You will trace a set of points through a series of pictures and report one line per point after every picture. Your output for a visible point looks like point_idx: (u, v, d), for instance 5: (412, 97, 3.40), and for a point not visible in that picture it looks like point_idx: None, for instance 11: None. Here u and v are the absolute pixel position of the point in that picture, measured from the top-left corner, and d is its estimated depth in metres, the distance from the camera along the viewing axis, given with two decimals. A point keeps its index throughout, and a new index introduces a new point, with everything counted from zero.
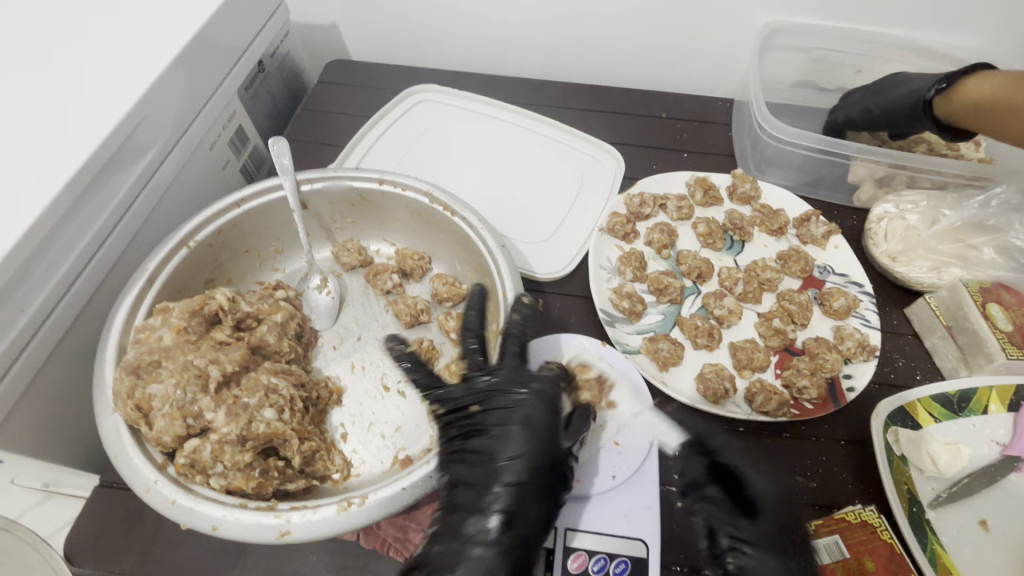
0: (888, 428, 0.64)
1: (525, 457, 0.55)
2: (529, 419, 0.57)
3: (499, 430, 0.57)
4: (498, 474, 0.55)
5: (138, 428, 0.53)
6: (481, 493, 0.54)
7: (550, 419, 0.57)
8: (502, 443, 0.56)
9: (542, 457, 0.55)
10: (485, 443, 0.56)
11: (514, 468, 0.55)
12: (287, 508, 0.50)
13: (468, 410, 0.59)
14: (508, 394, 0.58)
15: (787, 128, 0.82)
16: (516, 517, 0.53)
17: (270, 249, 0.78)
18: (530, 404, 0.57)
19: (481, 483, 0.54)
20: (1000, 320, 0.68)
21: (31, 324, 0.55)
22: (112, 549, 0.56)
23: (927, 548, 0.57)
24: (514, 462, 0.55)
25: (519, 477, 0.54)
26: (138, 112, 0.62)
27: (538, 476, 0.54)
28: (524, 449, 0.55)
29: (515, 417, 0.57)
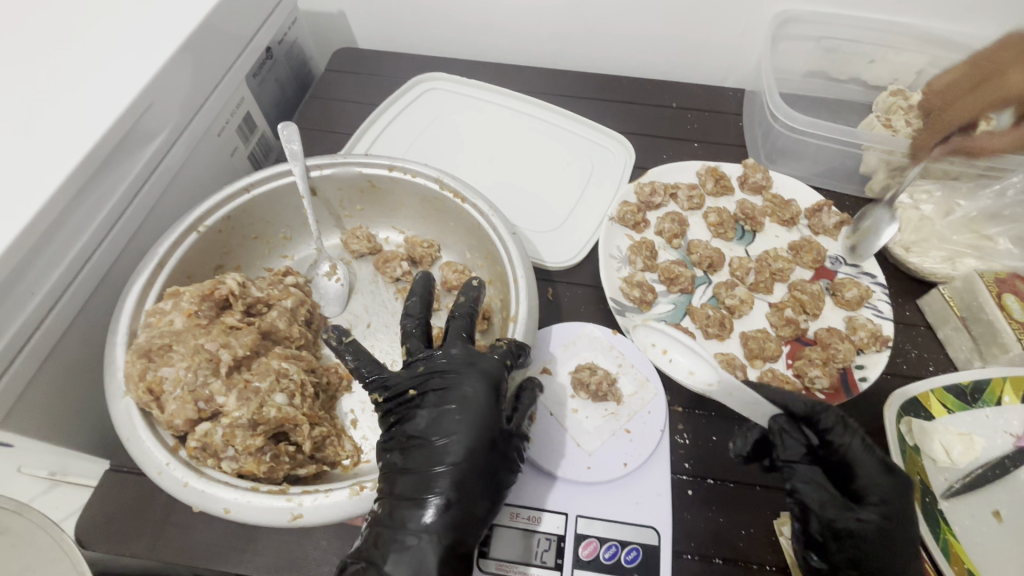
0: (900, 418, 0.64)
1: (463, 441, 0.51)
2: (466, 398, 0.53)
3: (436, 410, 0.53)
4: (433, 457, 0.51)
5: (149, 411, 0.53)
6: (418, 480, 0.51)
7: (492, 398, 0.54)
8: (439, 424, 0.53)
9: (478, 437, 0.52)
10: (423, 426, 0.53)
11: (449, 450, 0.51)
12: (298, 492, 0.50)
13: (406, 394, 0.56)
14: (448, 374, 0.55)
15: (800, 116, 0.81)
16: (455, 504, 0.49)
17: (279, 235, 0.78)
18: (469, 381, 0.54)
19: (420, 467, 0.51)
20: (1016, 311, 0.67)
21: (42, 306, 0.55)
22: (123, 532, 0.56)
23: (940, 538, 0.57)
24: (448, 442, 0.52)
25: (454, 458, 0.51)
26: (146, 97, 0.62)
27: (476, 458, 0.51)
28: (459, 429, 0.52)
29: (450, 396, 0.54)
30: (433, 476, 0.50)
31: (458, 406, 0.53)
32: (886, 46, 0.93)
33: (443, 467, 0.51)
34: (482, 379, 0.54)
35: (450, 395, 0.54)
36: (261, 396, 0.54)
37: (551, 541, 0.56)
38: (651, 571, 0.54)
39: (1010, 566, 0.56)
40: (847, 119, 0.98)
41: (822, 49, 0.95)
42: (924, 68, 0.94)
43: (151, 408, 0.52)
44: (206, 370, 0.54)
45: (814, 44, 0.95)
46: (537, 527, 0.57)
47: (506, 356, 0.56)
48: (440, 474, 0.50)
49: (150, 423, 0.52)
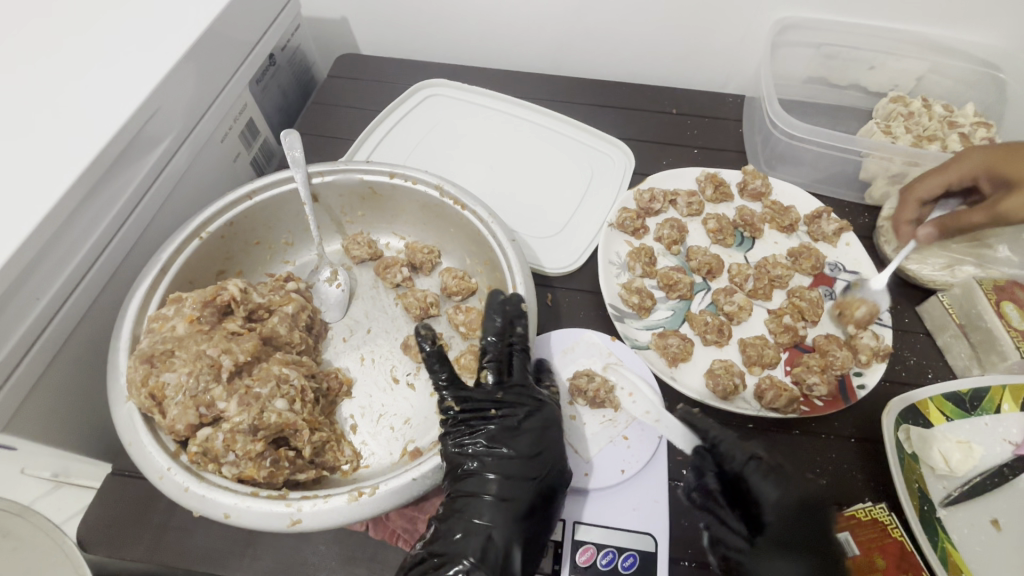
0: (899, 426, 0.63)
1: (544, 465, 0.55)
2: (545, 420, 0.58)
3: (514, 426, 0.57)
4: (503, 468, 0.55)
5: (151, 416, 0.53)
6: (496, 496, 0.54)
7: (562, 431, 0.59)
8: (518, 446, 0.56)
9: (550, 462, 0.56)
10: (499, 437, 0.56)
11: (521, 465, 0.55)
12: (298, 497, 0.50)
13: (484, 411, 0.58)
14: (531, 393, 0.59)
15: (799, 123, 0.81)
16: (530, 525, 0.53)
17: (281, 241, 0.78)
18: (551, 412, 0.59)
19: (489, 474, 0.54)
20: (1014, 319, 0.67)
21: (46, 312, 0.56)
22: (124, 535, 0.57)
23: (938, 546, 0.57)
24: (521, 458, 0.55)
25: (527, 475, 0.55)
26: (151, 104, 0.63)
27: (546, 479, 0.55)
28: (535, 448, 0.56)
29: (533, 417, 0.58)
30: (502, 485, 0.54)
31: (541, 431, 0.57)
32: (886, 53, 0.93)
33: (513, 481, 0.54)
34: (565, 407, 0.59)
35: (534, 416, 0.58)
36: (262, 402, 0.55)
37: (549, 546, 0.57)
38: None
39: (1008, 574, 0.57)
40: (847, 125, 0.99)
41: (821, 55, 0.96)
42: (924, 74, 0.94)
43: (153, 413, 0.53)
44: (208, 375, 0.54)
45: (813, 51, 0.95)
46: None
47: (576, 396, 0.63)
48: (507, 484, 0.54)
49: (152, 429, 0.53)
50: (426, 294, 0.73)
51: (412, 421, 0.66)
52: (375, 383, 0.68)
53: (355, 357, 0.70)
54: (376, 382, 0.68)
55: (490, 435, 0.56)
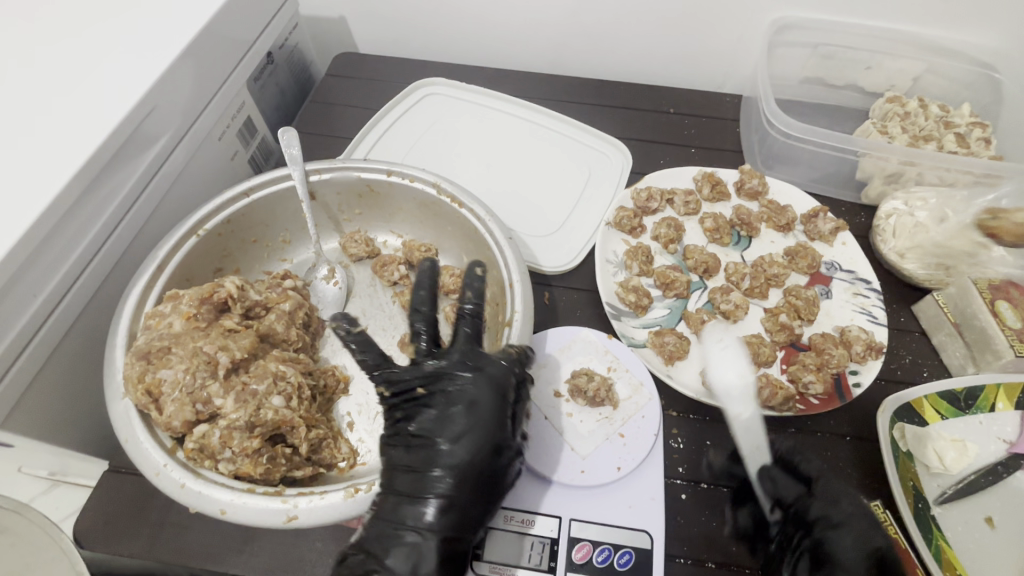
0: (893, 424, 0.64)
1: (467, 445, 0.54)
2: (471, 399, 0.55)
3: (441, 412, 0.56)
4: (436, 459, 0.54)
5: (148, 413, 0.53)
6: (421, 479, 0.53)
7: (498, 403, 0.56)
8: (442, 427, 0.55)
9: (480, 441, 0.54)
10: (429, 423, 0.56)
11: (451, 453, 0.54)
12: (294, 493, 0.50)
13: (413, 392, 0.58)
14: (456, 372, 0.58)
15: (795, 123, 0.82)
16: (453, 506, 0.52)
17: (278, 239, 0.78)
18: (476, 386, 0.56)
19: (424, 466, 0.54)
20: (1009, 318, 0.67)
21: (43, 308, 0.56)
22: (122, 532, 0.57)
23: (933, 544, 0.57)
24: (450, 445, 0.54)
25: (457, 460, 0.53)
26: (148, 102, 0.63)
27: (477, 462, 0.53)
28: (463, 431, 0.54)
29: (458, 398, 0.56)
30: (434, 476, 0.53)
31: (463, 409, 0.55)
32: (883, 53, 0.94)
33: (445, 467, 0.53)
34: (489, 382, 0.56)
35: (456, 396, 0.56)
36: (258, 399, 0.55)
37: (545, 544, 0.56)
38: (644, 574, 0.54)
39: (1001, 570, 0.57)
40: (844, 125, 0.99)
41: (818, 55, 0.96)
42: (920, 75, 0.94)
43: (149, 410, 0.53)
44: (205, 372, 0.54)
45: (811, 51, 0.96)
46: (532, 530, 0.57)
47: (513, 362, 0.57)
48: (441, 476, 0.53)
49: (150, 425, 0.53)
50: (423, 292, 0.73)
51: None
52: (373, 380, 0.68)
53: (353, 355, 0.70)
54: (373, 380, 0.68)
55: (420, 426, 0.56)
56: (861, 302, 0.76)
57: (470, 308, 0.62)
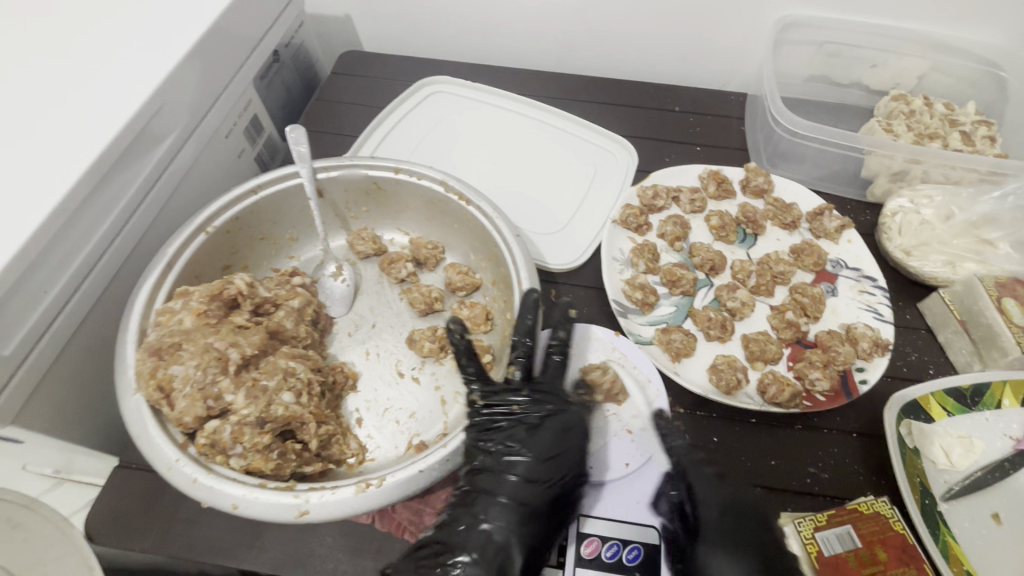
0: (900, 421, 0.64)
1: (560, 464, 0.57)
2: (566, 423, 0.60)
3: (531, 429, 0.59)
4: (523, 471, 0.56)
5: (160, 409, 0.54)
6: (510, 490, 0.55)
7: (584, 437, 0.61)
8: (536, 445, 0.58)
9: (567, 465, 0.58)
10: (519, 435, 0.59)
11: (537, 468, 0.57)
12: (305, 489, 0.50)
13: (508, 406, 0.60)
14: (552, 397, 0.62)
15: (801, 121, 0.82)
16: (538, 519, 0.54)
17: (286, 236, 0.79)
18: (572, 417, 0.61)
19: (509, 473, 0.56)
20: (1015, 315, 0.67)
21: (54, 305, 0.56)
22: (132, 527, 0.57)
23: (939, 540, 0.57)
24: (539, 461, 0.57)
25: (546, 476, 0.56)
26: (157, 100, 0.63)
27: (563, 482, 0.57)
28: (555, 451, 0.58)
29: (553, 421, 0.60)
30: (519, 486, 0.55)
31: (558, 432, 0.59)
32: (887, 51, 0.94)
33: (534, 480, 0.56)
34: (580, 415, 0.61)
35: (552, 418, 0.60)
36: (269, 394, 0.55)
37: (554, 539, 0.57)
38: (653, 569, 0.55)
39: (1008, 566, 0.57)
40: (849, 123, 0.99)
41: (823, 53, 0.96)
42: (925, 73, 0.95)
43: (161, 405, 0.53)
44: (216, 369, 0.55)
45: (815, 49, 0.96)
46: None
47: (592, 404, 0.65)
48: (527, 486, 0.56)
49: (161, 421, 0.53)
50: (430, 289, 0.73)
51: (417, 415, 0.66)
52: (381, 377, 0.68)
53: (360, 352, 0.70)
54: (381, 377, 0.68)
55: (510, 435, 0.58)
56: (867, 299, 0.76)
57: (559, 346, 0.65)
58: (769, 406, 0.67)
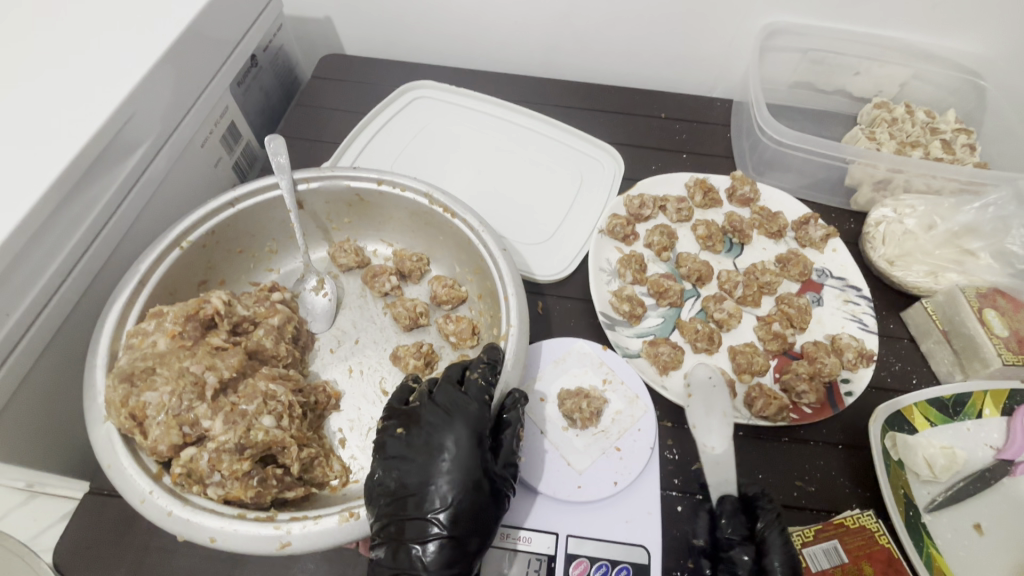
0: (885, 432, 0.64)
1: (453, 484, 0.50)
2: (457, 429, 0.53)
3: (418, 453, 0.53)
4: (428, 493, 0.50)
5: (132, 437, 0.51)
6: (410, 523, 0.50)
7: (475, 440, 0.53)
8: (423, 472, 0.51)
9: (464, 479, 0.51)
10: (413, 455, 0.53)
11: (438, 496, 0.50)
12: (287, 519, 0.49)
13: (393, 431, 0.55)
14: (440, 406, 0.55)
15: (786, 131, 0.82)
16: (455, 544, 0.49)
17: (265, 249, 0.76)
18: (453, 427, 0.53)
19: (416, 500, 0.50)
20: (997, 326, 0.68)
21: (18, 327, 0.54)
22: (103, 557, 0.55)
23: (922, 551, 0.57)
24: (428, 488, 0.51)
25: (455, 491, 0.50)
26: (127, 109, 0.60)
27: (474, 491, 0.51)
28: (454, 464, 0.51)
29: (434, 440, 0.53)
30: (434, 510, 0.50)
31: (443, 452, 0.52)
32: (871, 59, 0.94)
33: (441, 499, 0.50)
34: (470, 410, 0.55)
35: (433, 437, 0.53)
36: (246, 419, 0.53)
37: (542, 561, 0.56)
38: None
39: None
40: (833, 130, 1.00)
41: (808, 61, 0.96)
42: (907, 81, 0.95)
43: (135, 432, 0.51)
44: (192, 393, 0.53)
45: (800, 56, 0.96)
46: (528, 547, 0.57)
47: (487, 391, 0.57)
48: (440, 507, 0.50)
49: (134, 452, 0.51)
50: (415, 303, 0.72)
51: None
52: (364, 395, 0.67)
53: (343, 369, 0.69)
54: (365, 395, 0.67)
55: (404, 461, 0.53)
56: (851, 309, 0.77)
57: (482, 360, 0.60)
58: (757, 419, 0.66)
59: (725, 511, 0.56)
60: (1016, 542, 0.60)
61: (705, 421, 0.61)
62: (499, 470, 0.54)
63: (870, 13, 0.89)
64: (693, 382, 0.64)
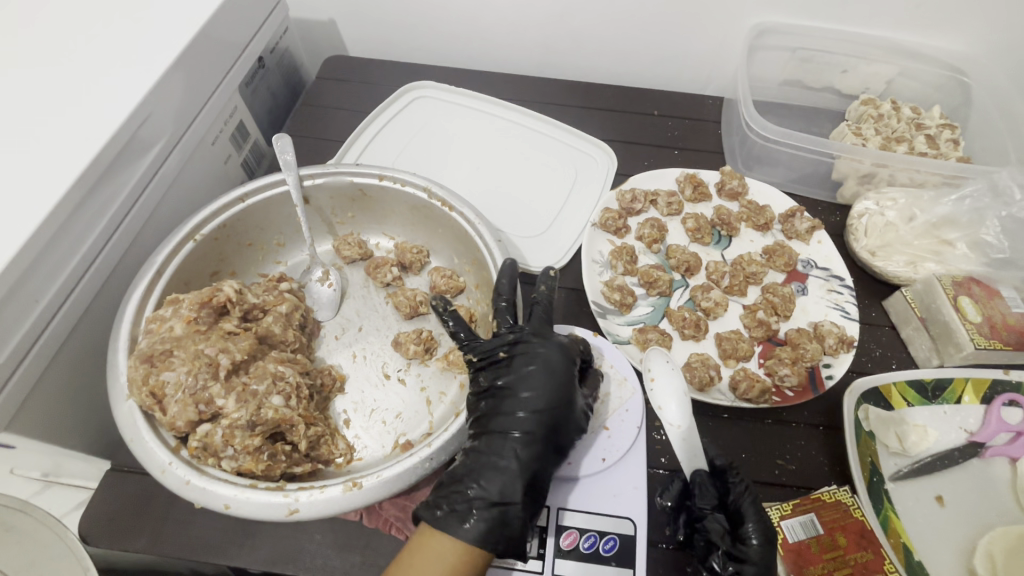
0: (859, 405, 0.68)
1: (539, 403, 0.59)
2: (538, 400, 0.59)
3: (519, 375, 0.61)
4: (517, 407, 0.59)
5: (152, 414, 0.55)
6: (500, 433, 0.58)
7: (567, 370, 0.61)
8: (519, 391, 0.60)
9: (551, 401, 0.59)
10: (513, 374, 0.61)
11: (528, 413, 0.59)
12: (295, 488, 0.53)
13: (497, 357, 0.63)
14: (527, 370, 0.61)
15: (772, 128, 0.85)
16: (533, 455, 0.57)
17: (273, 242, 0.80)
18: (547, 355, 0.61)
19: (509, 411, 0.59)
20: (970, 312, 0.71)
21: (47, 311, 0.58)
22: (125, 528, 0.59)
23: (881, 514, 0.62)
24: (521, 405, 0.59)
25: (539, 409, 0.59)
26: (144, 109, 0.64)
27: (543, 457, 0.57)
28: (532, 429, 0.58)
29: (533, 363, 0.61)
30: (508, 467, 0.56)
31: (538, 373, 0.60)
32: (858, 57, 0.97)
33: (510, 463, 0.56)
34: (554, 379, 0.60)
35: (531, 362, 0.61)
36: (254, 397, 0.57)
37: (534, 532, 0.59)
38: (628, 558, 0.57)
39: (948, 546, 0.62)
40: (821, 126, 1.03)
41: (797, 58, 0.99)
42: (893, 78, 0.98)
43: (154, 408, 0.55)
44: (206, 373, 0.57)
45: (789, 54, 0.99)
46: None
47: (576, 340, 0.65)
48: (526, 419, 0.58)
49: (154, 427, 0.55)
50: (415, 293, 0.75)
51: (403, 415, 0.68)
52: (367, 378, 0.71)
53: (347, 355, 0.72)
54: (368, 378, 0.71)
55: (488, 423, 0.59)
56: (834, 298, 0.80)
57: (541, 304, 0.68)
58: (740, 402, 0.70)
59: (698, 484, 0.59)
60: (972, 516, 0.64)
61: (670, 402, 0.64)
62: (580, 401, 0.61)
63: (855, 12, 0.92)
64: (654, 371, 0.67)
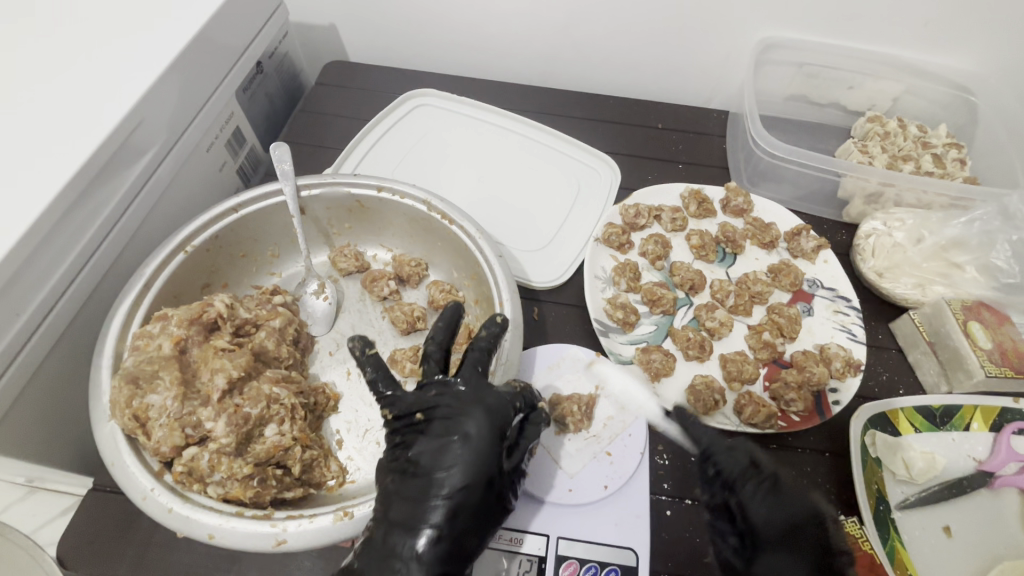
0: (866, 431, 0.67)
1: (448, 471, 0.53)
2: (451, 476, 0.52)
3: (438, 439, 0.54)
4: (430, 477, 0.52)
5: (136, 437, 0.53)
6: (414, 504, 0.51)
7: (492, 435, 0.54)
8: (438, 458, 0.53)
9: (473, 474, 0.52)
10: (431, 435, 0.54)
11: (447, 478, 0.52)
12: (283, 517, 0.50)
13: (413, 418, 0.57)
14: (446, 423, 0.54)
15: (780, 145, 0.84)
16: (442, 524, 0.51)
17: (267, 253, 0.78)
18: (470, 419, 0.54)
19: (422, 481, 0.52)
20: (980, 338, 0.70)
21: (26, 328, 0.55)
22: (108, 551, 0.56)
23: (887, 544, 0.60)
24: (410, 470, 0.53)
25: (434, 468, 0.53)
26: (137, 114, 0.62)
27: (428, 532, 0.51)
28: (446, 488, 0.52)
29: (454, 429, 0.54)
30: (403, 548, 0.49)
31: (460, 439, 0.53)
32: (865, 74, 0.96)
33: (451, 479, 0.52)
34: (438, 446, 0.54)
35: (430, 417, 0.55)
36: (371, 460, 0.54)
37: (532, 561, 0.57)
38: None
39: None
40: (827, 143, 1.01)
41: (803, 74, 0.98)
42: (900, 95, 0.97)
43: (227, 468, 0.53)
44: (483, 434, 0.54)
45: (795, 69, 0.98)
46: (519, 547, 0.58)
47: (516, 397, 0.57)
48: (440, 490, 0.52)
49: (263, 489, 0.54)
50: (412, 307, 0.74)
51: None
52: (362, 397, 0.68)
53: (341, 372, 0.70)
54: (363, 397, 0.68)
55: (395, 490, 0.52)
56: (841, 319, 0.78)
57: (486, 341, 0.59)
58: (745, 426, 0.68)
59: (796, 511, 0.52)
60: (980, 547, 0.62)
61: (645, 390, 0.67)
62: (505, 472, 0.55)
63: (863, 29, 0.91)
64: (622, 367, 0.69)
